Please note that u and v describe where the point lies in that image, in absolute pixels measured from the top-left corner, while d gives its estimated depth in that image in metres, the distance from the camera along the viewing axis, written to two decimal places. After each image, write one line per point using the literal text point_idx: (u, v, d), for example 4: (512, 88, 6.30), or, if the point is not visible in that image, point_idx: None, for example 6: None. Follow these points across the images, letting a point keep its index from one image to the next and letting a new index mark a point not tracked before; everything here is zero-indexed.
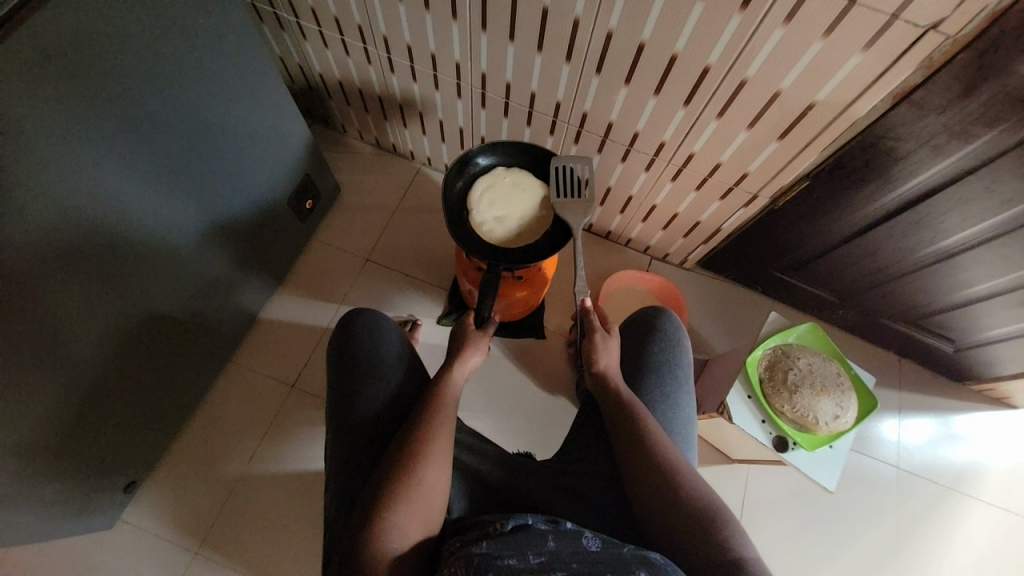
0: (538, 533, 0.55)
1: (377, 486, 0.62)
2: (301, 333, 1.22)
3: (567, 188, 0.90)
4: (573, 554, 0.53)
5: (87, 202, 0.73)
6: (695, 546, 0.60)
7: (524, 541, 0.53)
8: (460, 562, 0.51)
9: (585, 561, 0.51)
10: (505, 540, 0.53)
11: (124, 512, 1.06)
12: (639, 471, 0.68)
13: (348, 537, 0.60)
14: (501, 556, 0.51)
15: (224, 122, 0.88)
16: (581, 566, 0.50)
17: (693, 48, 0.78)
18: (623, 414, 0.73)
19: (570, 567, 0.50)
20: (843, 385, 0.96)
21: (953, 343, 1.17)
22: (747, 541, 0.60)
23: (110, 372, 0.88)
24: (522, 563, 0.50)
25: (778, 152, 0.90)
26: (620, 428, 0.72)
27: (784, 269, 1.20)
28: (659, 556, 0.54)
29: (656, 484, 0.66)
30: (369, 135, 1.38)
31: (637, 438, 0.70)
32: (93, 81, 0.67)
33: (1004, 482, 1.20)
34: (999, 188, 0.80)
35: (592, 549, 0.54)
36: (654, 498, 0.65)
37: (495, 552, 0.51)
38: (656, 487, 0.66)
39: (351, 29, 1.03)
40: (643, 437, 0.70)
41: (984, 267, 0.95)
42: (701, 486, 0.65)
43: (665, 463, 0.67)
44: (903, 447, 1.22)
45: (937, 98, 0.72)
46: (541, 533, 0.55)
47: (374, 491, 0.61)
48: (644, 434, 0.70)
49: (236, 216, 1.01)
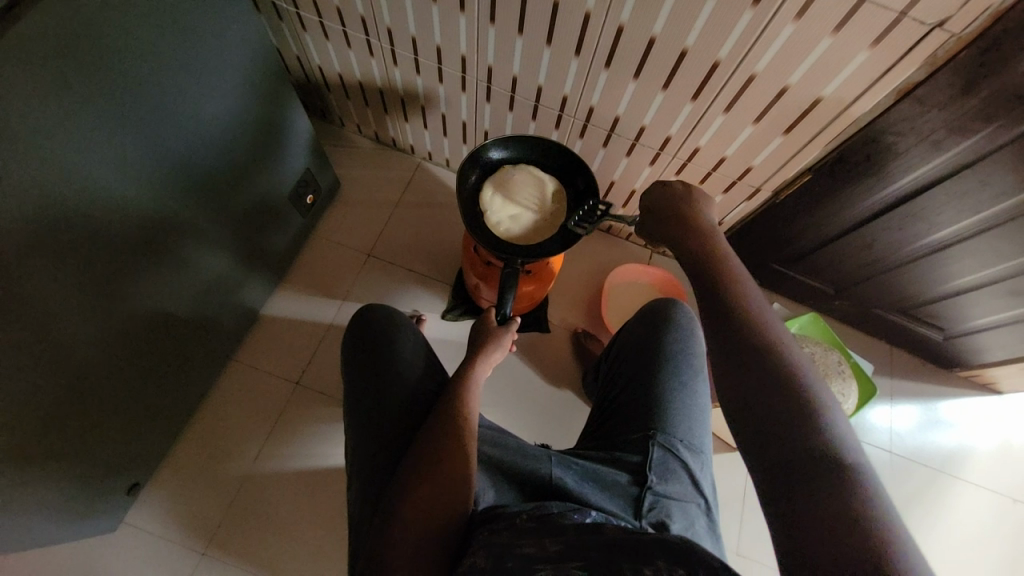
0: (558, 524, 0.56)
1: (405, 474, 0.63)
2: (304, 329, 1.20)
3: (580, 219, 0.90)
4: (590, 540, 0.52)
5: (89, 200, 0.71)
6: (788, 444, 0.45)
7: (546, 532, 0.55)
8: (481, 551, 0.55)
9: (604, 546, 0.50)
10: (527, 530, 0.56)
11: (127, 514, 1.04)
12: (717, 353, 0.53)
13: (378, 523, 0.61)
14: (521, 545, 0.54)
15: (226, 114, 0.87)
16: (598, 553, 0.50)
17: (703, 43, 0.79)
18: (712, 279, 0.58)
19: (588, 555, 0.50)
20: (844, 373, 0.99)
21: (943, 332, 1.22)
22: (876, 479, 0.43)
23: (106, 375, 0.85)
24: (543, 551, 0.52)
25: (782, 147, 0.92)
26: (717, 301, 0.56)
27: (783, 261, 1.23)
28: None
29: (749, 382, 0.49)
30: (368, 129, 1.36)
31: (735, 341, 0.52)
32: (94, 68, 0.66)
33: (989, 463, 1.25)
34: (993, 182, 0.83)
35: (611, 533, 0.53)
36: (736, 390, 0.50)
37: (514, 541, 0.55)
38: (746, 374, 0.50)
39: (354, 20, 1.02)
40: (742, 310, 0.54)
41: (974, 259, 0.99)
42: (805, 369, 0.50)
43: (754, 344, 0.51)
44: (894, 432, 1.26)
45: (939, 94, 0.75)
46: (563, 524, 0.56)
47: (403, 478, 0.63)
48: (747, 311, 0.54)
49: (235, 211, 0.99)
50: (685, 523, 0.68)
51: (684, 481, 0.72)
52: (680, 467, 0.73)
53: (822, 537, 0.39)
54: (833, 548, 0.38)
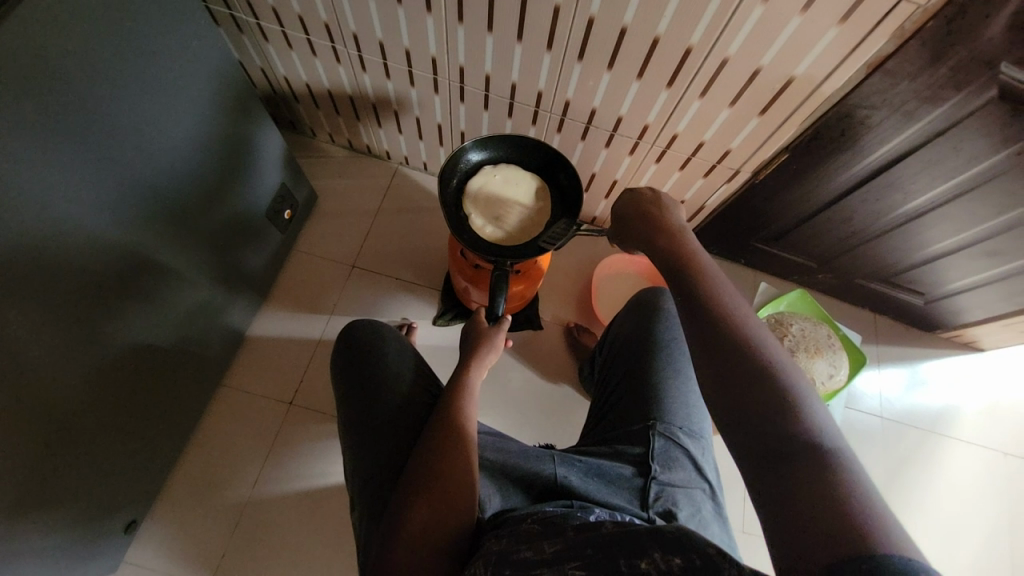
0: (555, 528, 0.56)
1: (406, 486, 0.62)
2: (294, 347, 1.18)
3: (550, 236, 0.89)
4: (588, 538, 0.52)
5: (60, 235, 0.68)
6: (768, 426, 0.45)
7: (546, 536, 0.55)
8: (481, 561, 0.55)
9: (600, 544, 0.50)
10: (528, 533, 0.56)
11: (127, 553, 1.01)
12: (694, 342, 0.53)
13: (382, 538, 0.60)
14: (518, 550, 0.54)
15: (194, 134, 0.84)
16: (593, 551, 0.50)
17: (676, 29, 0.79)
18: (685, 272, 0.58)
19: (585, 553, 0.50)
20: (835, 346, 1.02)
21: (924, 296, 1.25)
22: (856, 460, 0.42)
23: (93, 414, 0.82)
24: (540, 553, 0.52)
25: (759, 128, 0.93)
26: (691, 293, 0.56)
27: (766, 240, 1.24)
28: None
29: (733, 380, 0.48)
30: (341, 137, 1.33)
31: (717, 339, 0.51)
32: (53, 97, 0.63)
33: (975, 420, 1.29)
34: (965, 147, 0.85)
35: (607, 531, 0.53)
36: (714, 377, 0.50)
37: (511, 548, 0.54)
38: (725, 362, 0.49)
39: (317, 28, 0.99)
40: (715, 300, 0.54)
41: (950, 224, 1.01)
42: (780, 356, 0.50)
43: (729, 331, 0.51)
44: (884, 398, 1.29)
45: (908, 65, 0.76)
46: (560, 526, 0.56)
47: (405, 490, 0.62)
48: (720, 300, 0.54)
49: (212, 232, 0.96)
50: (692, 510, 0.68)
51: (688, 468, 0.72)
52: (683, 454, 0.73)
53: (810, 524, 0.38)
54: (818, 532, 0.38)
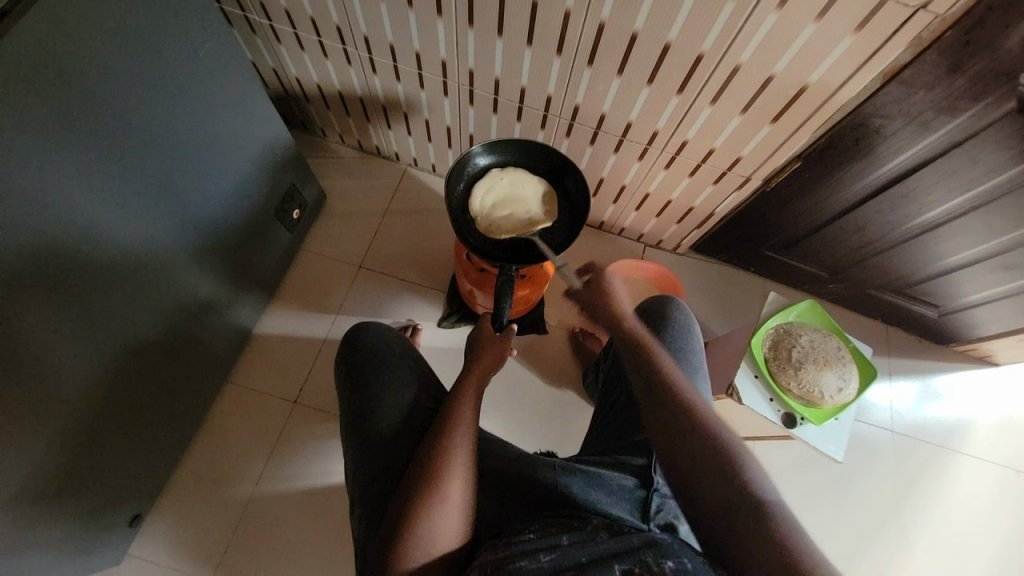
0: (551, 537, 0.55)
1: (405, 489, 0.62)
2: (299, 346, 1.19)
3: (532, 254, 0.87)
4: (584, 547, 0.53)
5: (71, 232, 0.69)
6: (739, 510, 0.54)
7: (542, 547, 0.54)
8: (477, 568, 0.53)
9: (595, 553, 0.51)
10: (525, 543, 0.55)
11: (132, 546, 1.02)
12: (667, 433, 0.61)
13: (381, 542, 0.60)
14: (514, 559, 0.52)
15: (206, 133, 0.85)
16: (589, 560, 0.50)
17: (687, 36, 0.78)
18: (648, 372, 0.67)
19: (580, 561, 0.50)
20: (844, 358, 1.00)
21: (938, 309, 1.22)
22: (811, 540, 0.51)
23: (100, 409, 0.83)
24: (535, 563, 0.51)
25: (770, 135, 0.92)
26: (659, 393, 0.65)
27: (775, 248, 1.22)
28: (668, 538, 0.53)
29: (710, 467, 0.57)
30: (351, 137, 1.34)
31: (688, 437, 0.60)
32: (66, 97, 0.64)
33: (989, 436, 1.26)
34: (983, 159, 0.83)
35: (603, 543, 0.53)
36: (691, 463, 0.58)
37: (508, 557, 0.53)
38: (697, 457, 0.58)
39: (329, 30, 0.99)
40: (667, 391, 0.64)
41: (967, 237, 0.99)
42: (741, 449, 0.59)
43: (689, 422, 0.61)
44: (895, 411, 1.27)
45: (926, 74, 0.74)
46: (555, 535, 0.56)
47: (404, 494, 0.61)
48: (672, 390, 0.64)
49: (222, 230, 0.98)
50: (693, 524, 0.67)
51: None
52: None
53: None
54: None
